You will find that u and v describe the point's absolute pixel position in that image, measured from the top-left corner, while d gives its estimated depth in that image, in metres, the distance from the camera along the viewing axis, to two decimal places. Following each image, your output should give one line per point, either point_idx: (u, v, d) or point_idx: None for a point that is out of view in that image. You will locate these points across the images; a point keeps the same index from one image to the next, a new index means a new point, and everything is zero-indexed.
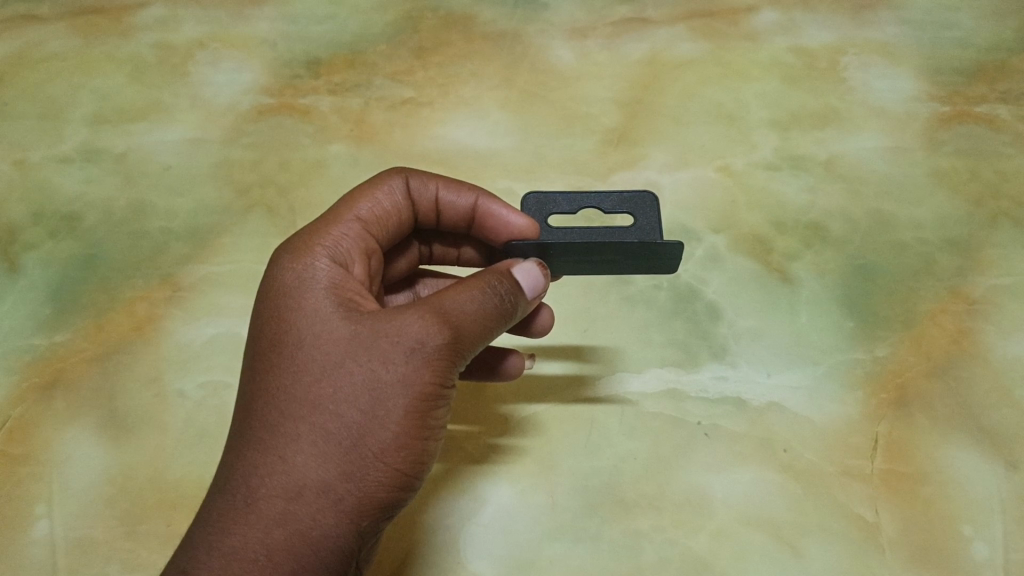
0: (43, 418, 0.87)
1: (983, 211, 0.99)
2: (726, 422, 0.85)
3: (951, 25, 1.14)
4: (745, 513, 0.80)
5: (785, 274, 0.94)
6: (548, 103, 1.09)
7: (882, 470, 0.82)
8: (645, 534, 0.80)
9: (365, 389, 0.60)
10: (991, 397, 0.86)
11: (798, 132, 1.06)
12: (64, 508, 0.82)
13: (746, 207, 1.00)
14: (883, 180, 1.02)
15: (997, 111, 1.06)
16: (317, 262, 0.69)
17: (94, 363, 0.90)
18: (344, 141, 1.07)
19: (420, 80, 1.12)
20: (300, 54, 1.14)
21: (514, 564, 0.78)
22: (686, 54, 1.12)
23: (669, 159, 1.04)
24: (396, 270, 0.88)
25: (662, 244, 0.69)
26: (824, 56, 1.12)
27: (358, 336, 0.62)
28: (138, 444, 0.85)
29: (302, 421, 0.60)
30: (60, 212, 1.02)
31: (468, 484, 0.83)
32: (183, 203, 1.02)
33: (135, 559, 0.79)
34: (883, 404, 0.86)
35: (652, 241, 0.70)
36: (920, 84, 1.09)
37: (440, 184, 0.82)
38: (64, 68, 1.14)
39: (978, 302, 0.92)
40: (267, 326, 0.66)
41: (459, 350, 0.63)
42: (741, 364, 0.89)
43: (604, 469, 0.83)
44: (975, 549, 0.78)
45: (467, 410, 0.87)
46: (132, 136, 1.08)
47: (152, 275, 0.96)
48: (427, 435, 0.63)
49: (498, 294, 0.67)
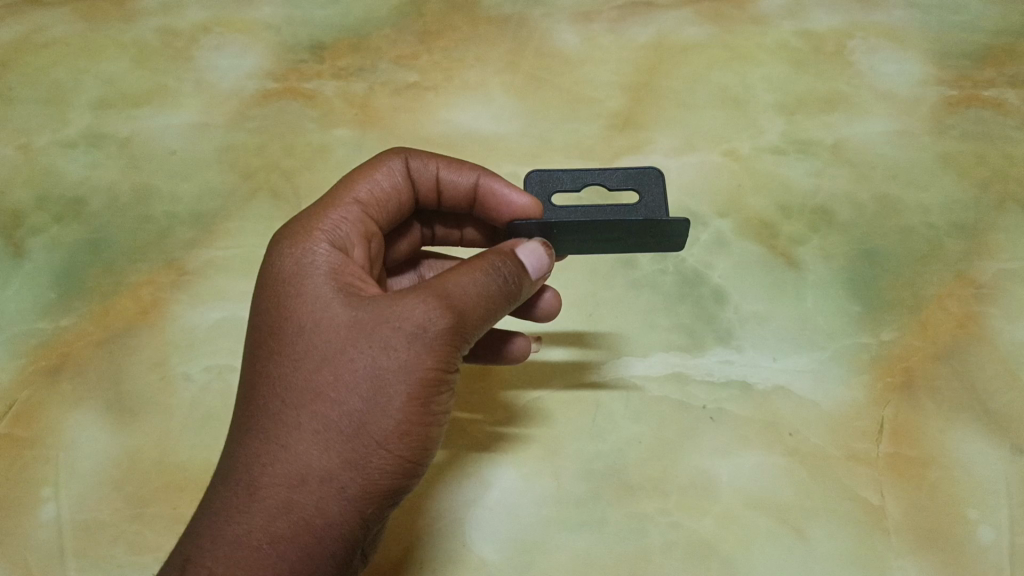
0: (48, 401, 0.87)
1: (990, 195, 0.98)
2: (731, 406, 0.85)
3: (959, 9, 1.13)
4: (750, 496, 0.80)
5: (791, 258, 0.94)
6: (553, 87, 1.09)
7: (888, 453, 0.82)
8: (650, 517, 0.80)
9: (368, 376, 0.60)
10: (998, 381, 0.86)
11: (805, 116, 1.05)
12: (71, 491, 0.82)
13: (752, 191, 0.99)
14: (890, 164, 1.01)
15: (1005, 95, 1.06)
16: (317, 249, 0.68)
17: (100, 348, 0.90)
18: (348, 126, 1.06)
19: (424, 64, 1.11)
20: (304, 38, 1.13)
21: (520, 548, 0.78)
22: (692, 37, 1.12)
23: (675, 144, 1.04)
24: (399, 252, 0.88)
25: (668, 221, 0.69)
26: (832, 39, 1.11)
27: (360, 323, 0.62)
28: (145, 428, 0.85)
29: (304, 409, 0.60)
30: (65, 196, 1.02)
31: (473, 468, 0.83)
32: (188, 187, 1.02)
33: (142, 542, 0.80)
34: (889, 387, 0.85)
35: (658, 219, 0.70)
36: (928, 68, 1.08)
37: (441, 164, 0.81)
38: (68, 53, 1.13)
39: (985, 286, 0.92)
40: (268, 313, 0.66)
41: (462, 333, 0.63)
42: (747, 348, 0.88)
43: (608, 453, 0.83)
44: (981, 533, 0.78)
45: (472, 394, 0.87)
46: (137, 120, 1.08)
47: (157, 260, 0.96)
48: (432, 421, 0.63)
49: (501, 275, 0.66)
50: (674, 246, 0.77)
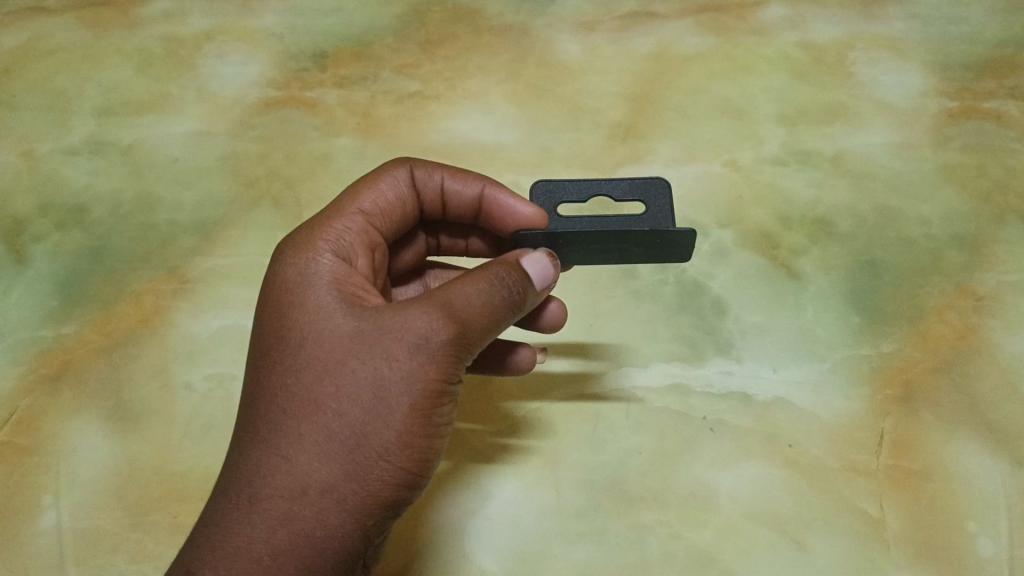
0: (49, 410, 0.87)
1: (991, 206, 0.99)
2: (731, 417, 0.85)
3: (960, 20, 1.13)
4: (751, 507, 0.80)
5: (792, 269, 0.94)
6: (554, 96, 1.09)
7: (887, 465, 0.82)
8: (650, 528, 0.80)
9: (369, 387, 0.60)
10: (998, 393, 0.86)
11: (806, 127, 1.05)
12: (72, 499, 0.82)
13: (752, 201, 0.99)
14: (891, 175, 1.01)
15: (1006, 107, 1.06)
16: (321, 259, 0.69)
17: (101, 355, 0.90)
18: (350, 134, 1.07)
19: (427, 73, 1.12)
20: (306, 46, 1.14)
21: (520, 558, 0.79)
22: (693, 48, 1.12)
23: (676, 154, 1.04)
24: (403, 262, 0.88)
25: (674, 232, 0.69)
26: (833, 50, 1.12)
27: (363, 333, 0.62)
28: (146, 436, 0.85)
29: (305, 420, 0.61)
30: (67, 204, 1.02)
31: (473, 478, 0.83)
32: (190, 195, 1.02)
33: (142, 550, 0.80)
34: (889, 399, 0.86)
35: (663, 230, 0.70)
36: (928, 79, 1.09)
37: (446, 174, 0.82)
38: (71, 60, 1.14)
39: (986, 298, 0.92)
40: (271, 324, 0.66)
41: (464, 344, 0.63)
42: (747, 359, 0.89)
43: (609, 464, 0.83)
44: (981, 545, 0.78)
45: (473, 405, 0.87)
46: (140, 128, 1.08)
47: (159, 268, 0.96)
48: (434, 432, 0.63)
49: (505, 286, 0.66)
50: (680, 253, 0.76)
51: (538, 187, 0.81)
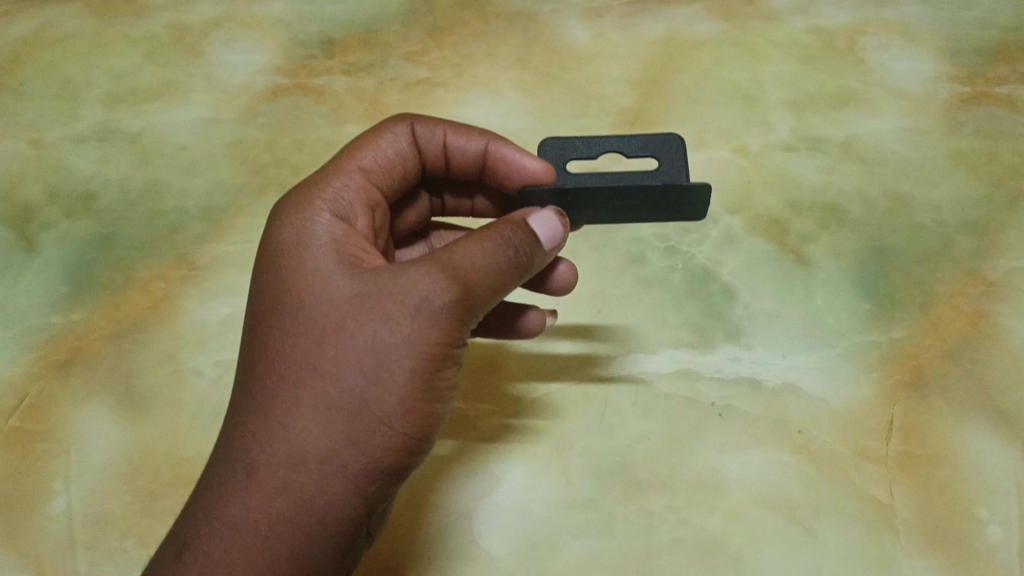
0: (59, 396, 0.87)
1: (1003, 192, 0.98)
2: (740, 403, 0.85)
3: (972, 5, 1.12)
4: (760, 493, 0.80)
5: (801, 255, 0.94)
6: (562, 83, 1.09)
7: (897, 452, 0.82)
8: (658, 513, 0.79)
9: (368, 352, 0.60)
10: (1009, 379, 0.86)
11: (816, 113, 1.05)
12: (82, 485, 0.83)
13: (762, 187, 0.99)
14: (901, 160, 1.01)
15: (1018, 92, 1.05)
16: (320, 220, 0.68)
17: (110, 342, 0.90)
18: (358, 121, 1.06)
19: (435, 60, 1.11)
20: (314, 34, 1.14)
21: (529, 544, 0.78)
22: (702, 34, 1.12)
23: (684, 141, 1.03)
24: (406, 223, 0.88)
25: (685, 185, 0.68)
26: (843, 36, 1.11)
27: (361, 298, 0.62)
28: (155, 422, 0.86)
29: (304, 386, 0.61)
30: (76, 191, 1.02)
31: (480, 462, 0.83)
32: (198, 182, 1.02)
33: (151, 535, 0.80)
34: (899, 385, 0.85)
35: (678, 184, 0.68)
36: (940, 65, 1.08)
37: (448, 130, 0.81)
38: (79, 48, 1.14)
39: (997, 284, 0.91)
40: (271, 287, 0.66)
41: (467, 308, 0.62)
42: (757, 346, 0.88)
43: (617, 449, 0.83)
44: (991, 531, 0.78)
45: (480, 390, 0.87)
46: (147, 115, 1.08)
47: (167, 255, 0.96)
48: (435, 399, 0.62)
49: (512, 245, 0.66)
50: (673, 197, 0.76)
51: (550, 142, 0.81)
